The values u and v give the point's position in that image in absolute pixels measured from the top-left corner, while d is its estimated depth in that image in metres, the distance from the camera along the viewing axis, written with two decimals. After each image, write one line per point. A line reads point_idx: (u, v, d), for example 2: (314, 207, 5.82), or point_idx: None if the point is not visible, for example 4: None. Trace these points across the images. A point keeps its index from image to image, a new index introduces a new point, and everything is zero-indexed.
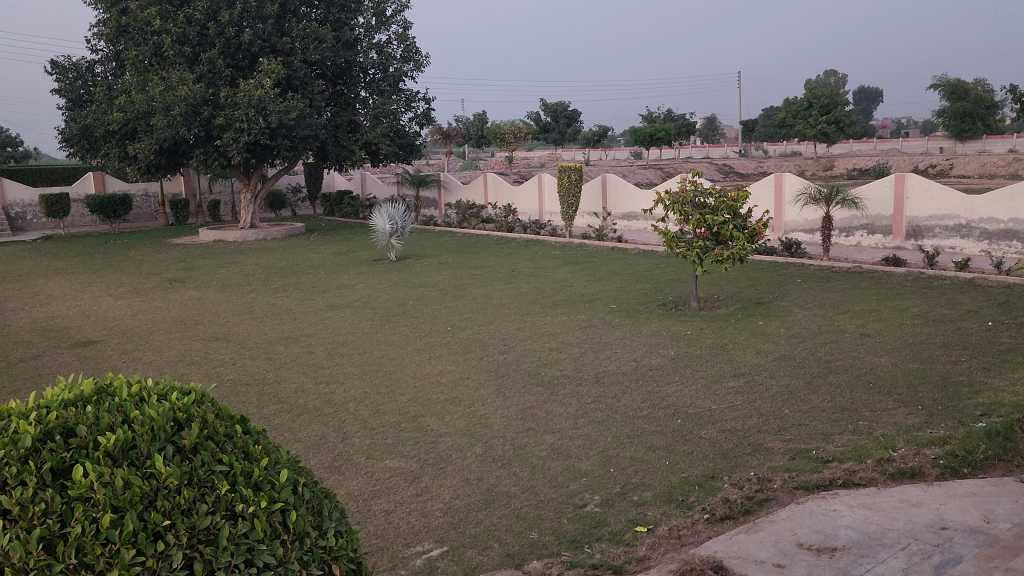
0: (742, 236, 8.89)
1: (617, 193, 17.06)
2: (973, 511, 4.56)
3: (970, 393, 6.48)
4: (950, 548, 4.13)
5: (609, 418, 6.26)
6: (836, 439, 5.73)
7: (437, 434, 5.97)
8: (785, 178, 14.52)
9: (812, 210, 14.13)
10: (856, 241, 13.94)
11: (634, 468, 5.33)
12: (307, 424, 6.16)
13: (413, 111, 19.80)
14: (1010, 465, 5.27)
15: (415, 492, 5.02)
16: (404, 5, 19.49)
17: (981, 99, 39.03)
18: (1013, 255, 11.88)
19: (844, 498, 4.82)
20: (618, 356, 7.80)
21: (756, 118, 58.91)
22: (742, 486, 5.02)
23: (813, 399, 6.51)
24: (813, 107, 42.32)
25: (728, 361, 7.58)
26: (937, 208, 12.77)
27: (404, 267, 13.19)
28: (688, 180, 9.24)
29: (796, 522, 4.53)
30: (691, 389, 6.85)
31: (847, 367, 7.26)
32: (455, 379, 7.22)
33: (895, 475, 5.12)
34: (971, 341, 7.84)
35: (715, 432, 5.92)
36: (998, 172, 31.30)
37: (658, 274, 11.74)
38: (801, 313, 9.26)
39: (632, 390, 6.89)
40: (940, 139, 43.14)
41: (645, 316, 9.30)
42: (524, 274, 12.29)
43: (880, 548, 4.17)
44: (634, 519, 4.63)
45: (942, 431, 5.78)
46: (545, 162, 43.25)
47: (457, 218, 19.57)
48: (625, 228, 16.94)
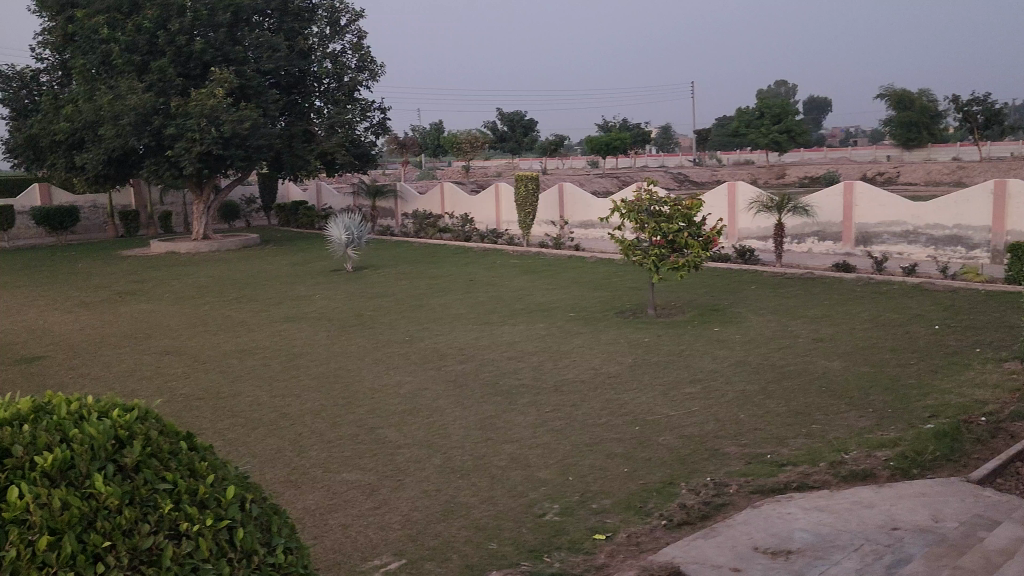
0: (696, 243, 9.00)
1: (574, 202, 17.14)
2: (922, 511, 4.66)
3: (919, 395, 6.62)
4: (901, 548, 4.21)
5: (568, 426, 6.27)
6: (791, 443, 5.81)
7: (396, 445, 5.93)
8: (738, 186, 14.73)
9: (765, 218, 14.37)
10: (807, 248, 14.17)
11: (594, 476, 5.34)
12: (262, 438, 6.06)
13: (369, 121, 19.71)
14: (957, 465, 5.41)
15: (373, 504, 4.97)
16: (359, 14, 19.40)
17: (925, 109, 40.12)
18: (959, 260, 12.22)
19: (798, 501, 4.89)
20: (577, 364, 7.83)
21: (709, 129, 59.82)
22: (700, 491, 5.07)
23: (768, 404, 6.60)
24: (764, 116, 43.06)
25: (685, 368, 7.65)
26: (885, 215, 13.06)
27: (360, 278, 13.09)
28: (644, 188, 9.29)
29: (752, 526, 4.58)
30: (649, 397, 6.90)
31: (800, 372, 7.37)
32: (414, 390, 7.19)
33: (848, 478, 5.22)
34: (920, 345, 8.02)
35: (673, 439, 5.97)
36: (943, 180, 32.20)
37: (616, 282, 11.83)
38: (755, 319, 9.39)
39: (590, 398, 6.91)
40: (887, 147, 44.24)
41: (603, 324, 9.35)
42: (481, 283, 12.26)
43: (834, 550, 4.23)
44: (593, 527, 4.64)
45: (892, 433, 5.90)
46: (501, 171, 43.28)
47: (414, 228, 19.49)
48: (582, 236, 17.02)
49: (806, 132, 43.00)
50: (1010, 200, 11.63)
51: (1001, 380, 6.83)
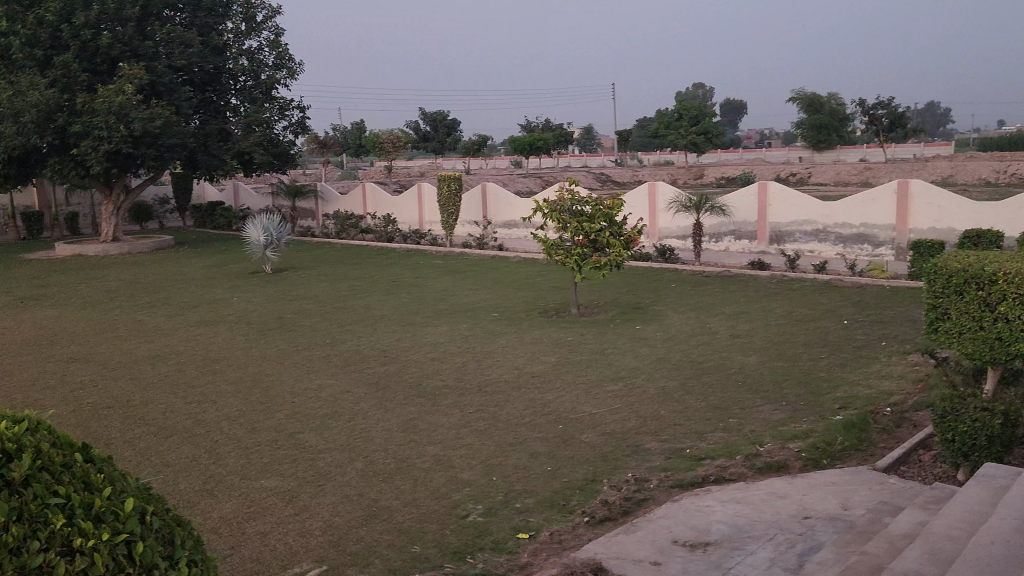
0: (618, 242, 9.13)
1: (497, 202, 17.16)
2: (832, 500, 4.84)
3: (829, 388, 6.87)
4: (812, 536, 4.36)
5: (491, 427, 6.27)
6: (710, 437, 5.95)
7: (316, 450, 5.83)
8: (658, 186, 14.99)
9: (684, 217, 14.69)
10: (724, 247, 14.47)
11: (517, 476, 5.36)
12: (175, 447, 5.87)
13: (287, 120, 19.31)
14: (865, 454, 5.64)
15: (293, 511, 4.87)
16: (276, 11, 18.97)
17: (834, 112, 41.61)
18: (865, 258, 12.75)
19: (716, 494, 5.01)
20: (501, 364, 7.84)
21: (631, 130, 60.71)
22: (621, 487, 5.14)
23: (687, 400, 6.75)
24: (682, 118, 43.92)
25: (607, 366, 7.74)
26: (797, 215, 13.49)
27: (280, 280, 12.81)
28: (565, 188, 9.36)
29: (672, 520, 4.67)
30: (572, 395, 6.97)
31: (719, 368, 7.55)
32: (336, 393, 7.08)
33: (763, 469, 5.38)
34: (830, 339, 8.33)
35: (596, 436, 6.04)
36: (851, 181, 33.46)
37: (540, 282, 11.90)
38: (675, 317, 9.58)
39: (514, 397, 6.94)
40: (799, 148, 45.78)
41: (527, 324, 9.38)
42: (404, 284, 12.15)
43: (750, 540, 4.35)
44: (517, 526, 4.66)
45: (804, 425, 6.11)
46: (424, 171, 43.02)
47: (336, 228, 19.19)
48: (505, 236, 17.06)
49: (722, 133, 44.05)
50: (912, 200, 12.19)
51: (905, 372, 7.15)
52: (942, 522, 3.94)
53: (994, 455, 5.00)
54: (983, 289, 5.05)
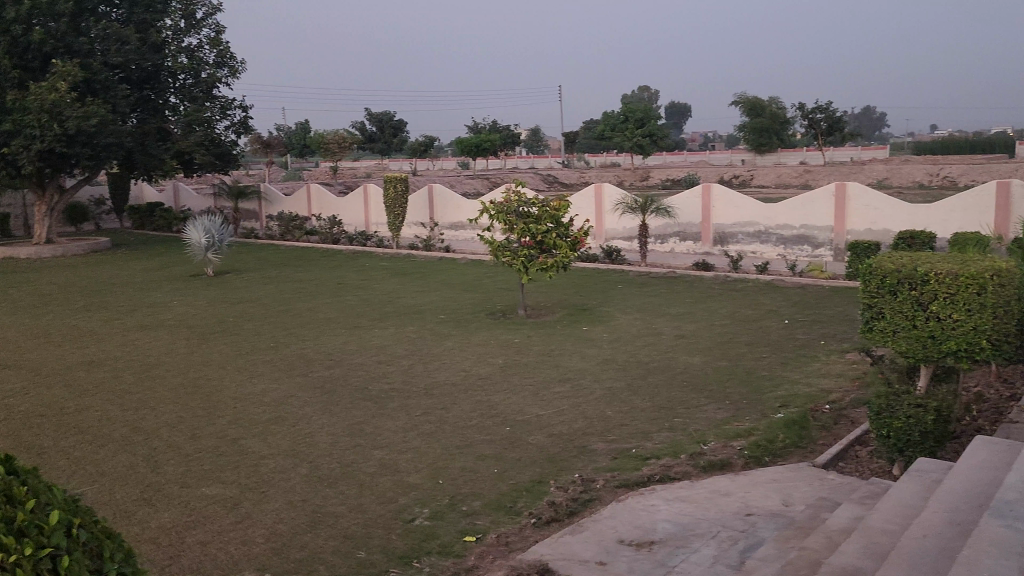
0: (564, 244, 9.19)
1: (444, 203, 17.05)
2: (774, 496, 4.94)
3: (771, 386, 7.01)
4: (754, 533, 4.44)
5: (438, 430, 6.24)
6: (655, 437, 6.01)
7: (259, 456, 5.73)
8: (605, 188, 15.10)
9: (630, 219, 14.84)
10: (670, 248, 14.63)
11: (464, 479, 5.34)
12: (112, 455, 5.71)
13: (229, 119, 18.95)
14: (805, 451, 5.77)
15: (235, 519, 4.78)
16: (217, 9, 18.61)
17: (776, 116, 42.45)
18: (805, 258, 13.05)
19: (661, 493, 5.06)
20: (448, 367, 7.81)
21: (578, 132, 61.07)
22: (568, 488, 5.16)
23: (633, 400, 6.81)
24: (628, 120, 44.33)
25: (555, 367, 7.78)
26: (740, 216, 13.72)
27: (222, 283, 12.55)
28: (512, 190, 9.35)
29: (618, 520, 4.70)
30: (520, 397, 6.98)
31: (664, 369, 7.64)
32: (280, 398, 6.96)
33: (707, 468, 5.45)
34: (772, 339, 8.49)
35: (543, 437, 6.05)
36: (792, 184, 34.19)
37: (487, 283, 11.89)
38: (622, 318, 9.66)
39: (461, 400, 6.91)
40: (742, 151, 46.62)
41: (474, 326, 9.36)
42: (350, 286, 12.02)
43: (695, 538, 4.41)
44: (464, 529, 4.64)
45: (747, 423, 6.22)
46: (371, 172, 42.66)
47: (280, 230, 18.90)
48: (452, 238, 17.00)
49: (667, 135, 44.60)
50: (850, 202, 12.52)
51: (844, 370, 7.33)
52: (878, 517, 4.04)
53: (927, 450, 5.16)
54: (915, 289, 5.21)
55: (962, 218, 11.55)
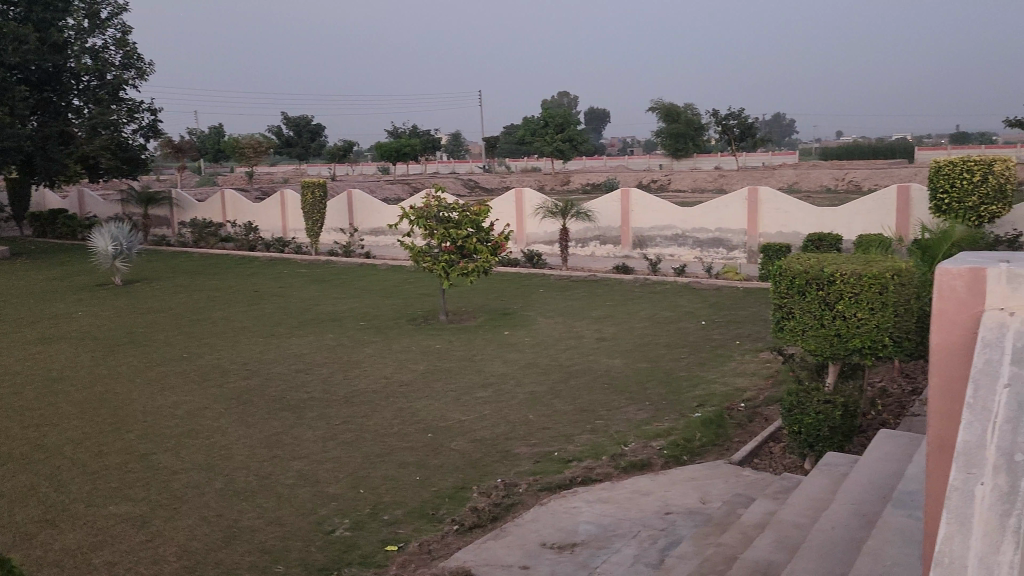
0: (485, 249, 9.19)
1: (364, 209, 16.88)
2: (692, 494, 5.04)
3: (689, 386, 7.15)
4: (673, 531, 4.52)
5: (359, 438, 6.14)
6: (577, 439, 6.06)
7: (171, 471, 5.53)
8: (525, 193, 15.16)
9: (550, 223, 14.95)
10: (590, 251, 14.81)
11: (385, 487, 5.27)
12: (10, 475, 5.42)
13: (137, 123, 18.30)
14: (722, 449, 5.90)
15: (146, 537, 4.60)
16: (122, 8, 17.97)
17: (691, 121, 43.42)
18: (721, 261, 13.40)
19: (583, 495, 5.10)
20: (369, 374, 7.71)
21: (499, 138, 61.25)
22: (490, 493, 5.15)
23: (555, 404, 6.85)
24: (547, 125, 44.65)
25: (477, 372, 7.76)
26: (657, 220, 13.98)
27: (130, 292, 12.08)
28: (432, 194, 9.31)
29: (540, 523, 4.72)
30: (441, 403, 6.93)
31: (585, 371, 7.71)
32: (192, 410, 6.74)
33: (627, 468, 5.53)
34: (690, 340, 8.67)
35: (465, 443, 6.03)
36: (707, 189, 35.02)
37: (408, 289, 11.79)
38: (543, 321, 9.72)
39: (382, 408, 6.83)
40: (659, 156, 47.53)
41: (395, 332, 9.26)
42: (267, 294, 11.74)
43: (616, 539, 4.46)
44: (384, 539, 4.57)
45: (666, 423, 6.33)
46: (289, 178, 41.87)
47: (193, 237, 18.35)
48: (372, 244, 16.80)
49: (586, 140, 45.11)
50: (762, 206, 12.91)
51: (757, 369, 7.54)
52: (791, 511, 4.16)
53: (837, 444, 5.35)
54: (822, 289, 5.39)
55: (866, 220, 12.04)
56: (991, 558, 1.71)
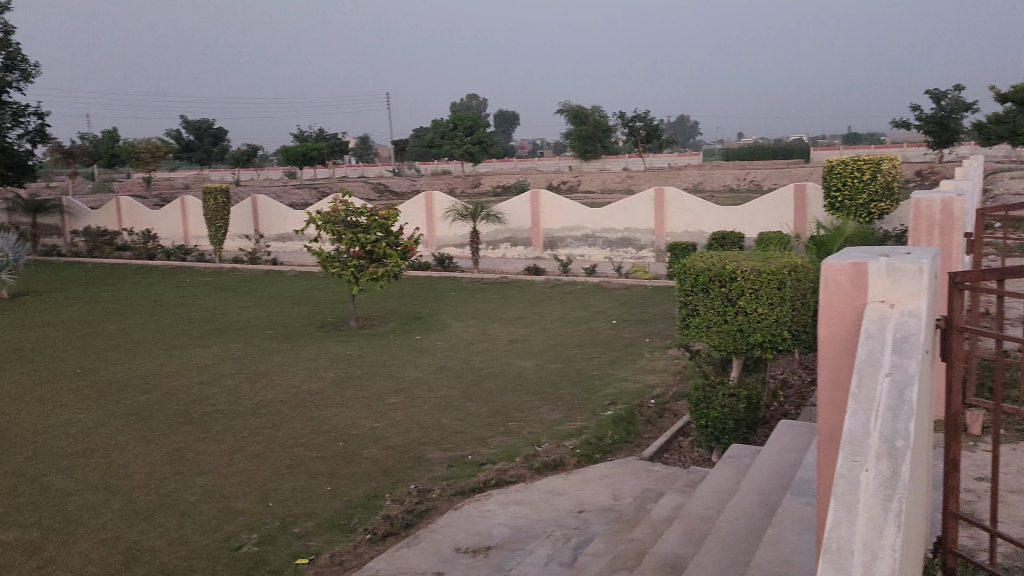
0: (395, 253, 9.10)
1: (269, 215, 16.47)
2: (604, 491, 5.10)
3: (601, 385, 7.24)
4: (586, 529, 4.55)
5: (266, 450, 5.97)
6: (491, 442, 6.05)
7: (64, 493, 5.25)
8: (435, 196, 15.06)
9: (461, 226, 14.93)
10: (501, 253, 14.85)
11: (295, 500, 5.13)
12: None
13: (22, 127, 17.36)
14: (633, 446, 6.00)
15: (37, 565, 4.35)
16: (4, 7, 17.01)
17: (598, 123, 44.07)
18: (630, 260, 13.65)
19: (497, 498, 5.09)
20: (277, 384, 7.51)
21: (409, 141, 60.76)
22: (403, 500, 5.09)
23: (469, 407, 6.82)
24: (457, 127, 44.52)
25: (388, 378, 7.65)
26: (567, 221, 14.13)
27: (18, 306, 11.43)
28: (339, 199, 9.16)
29: (454, 528, 4.69)
30: (353, 410, 6.82)
31: (498, 374, 7.71)
32: (88, 428, 6.42)
33: (541, 469, 5.55)
34: (601, 339, 8.79)
35: (377, 451, 5.93)
36: (616, 189, 35.61)
37: (317, 295, 11.57)
38: (455, 325, 9.68)
39: (291, 417, 6.66)
40: (569, 158, 48.05)
41: (304, 340, 9.06)
42: (167, 304, 11.31)
43: (529, 540, 4.46)
44: (295, 552, 4.45)
45: (578, 422, 6.38)
46: (190, 183, 40.46)
47: (87, 247, 17.52)
48: (279, 250, 16.42)
49: (496, 143, 45.20)
50: (668, 206, 13.22)
51: (666, 365, 7.70)
52: (698, 503, 4.25)
53: (742, 436, 5.50)
54: (725, 285, 5.54)
55: (766, 218, 12.47)
56: (874, 542, 1.79)
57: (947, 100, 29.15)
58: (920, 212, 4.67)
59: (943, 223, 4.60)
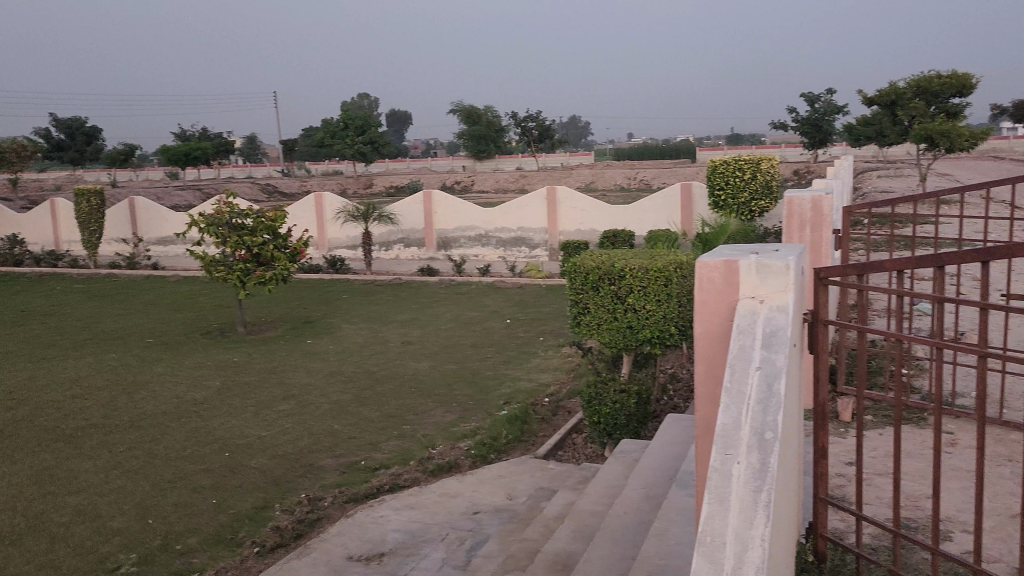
0: (283, 255, 8.85)
1: (149, 218, 15.75)
2: (499, 492, 5.10)
3: (496, 385, 7.24)
4: (480, 530, 4.54)
5: (146, 465, 5.68)
6: (384, 446, 5.94)
7: None
8: (325, 197, 14.72)
9: (353, 227, 14.68)
10: (395, 254, 14.58)
11: (177, 515, 4.90)
12: None
13: None
14: (528, 445, 6.03)
15: None
16: None
17: (491, 123, 44.17)
18: (524, 259, 13.76)
19: (391, 503, 5.01)
20: (157, 395, 7.16)
21: (298, 141, 59.27)
22: (294, 510, 4.94)
23: (361, 411, 6.69)
24: (348, 127, 43.69)
25: (278, 385, 7.42)
26: (460, 221, 14.09)
27: None
28: (223, 200, 8.81)
29: (346, 536, 4.58)
30: (239, 419, 6.57)
31: (391, 377, 7.60)
32: None
33: (435, 472, 5.49)
34: (496, 339, 8.80)
35: (265, 460, 5.74)
36: (510, 189, 35.82)
37: (201, 301, 11.13)
38: (347, 328, 9.50)
39: (173, 429, 6.36)
40: (462, 157, 47.97)
41: (187, 348, 8.69)
42: (35, 314, 10.62)
43: (424, 544, 4.41)
44: (177, 570, 4.25)
45: (473, 423, 6.36)
46: (61, 184, 38.24)
47: None
48: (160, 254, 15.73)
49: (389, 142, 44.67)
50: (560, 205, 13.39)
51: (560, 364, 7.78)
52: (589, 500, 4.29)
53: (633, 431, 5.60)
54: (614, 283, 5.63)
55: (654, 217, 12.80)
56: (746, 533, 1.83)
57: (820, 104, 30.68)
58: (792, 210, 4.86)
59: (814, 220, 4.82)
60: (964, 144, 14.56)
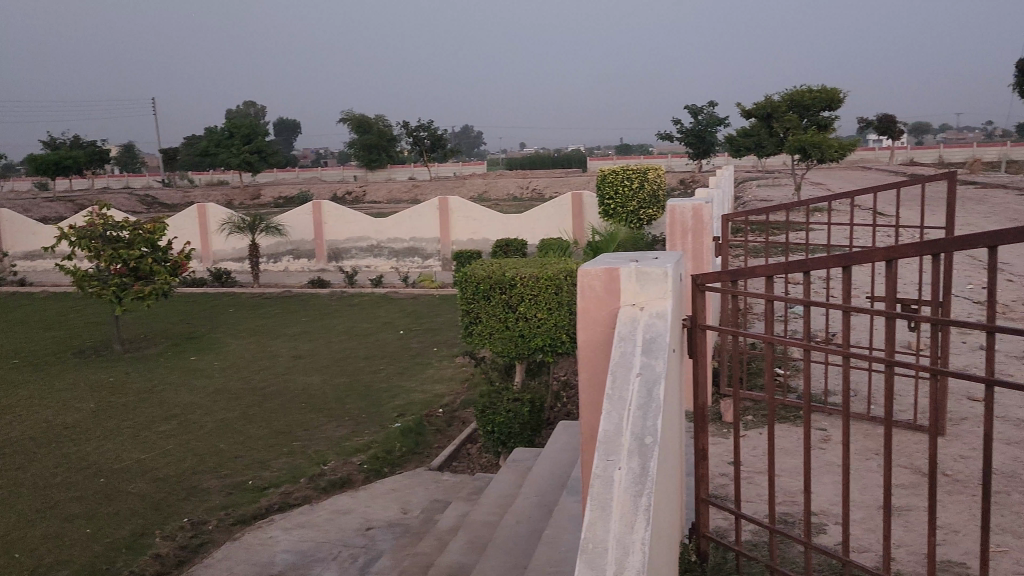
0: (163, 269, 8.47)
1: (15, 230, 14.78)
2: (392, 506, 5.02)
3: (389, 397, 7.14)
4: (373, 546, 4.44)
5: (11, 495, 5.30)
6: (273, 465, 5.75)
7: None
8: (208, 208, 14.20)
9: (239, 238, 14.22)
10: (284, 266, 14.19)
11: (47, 547, 4.59)
12: None
13: None
14: (422, 457, 5.97)
15: None
16: None
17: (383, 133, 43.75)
18: (417, 269, 13.65)
19: (280, 523, 4.85)
20: (24, 420, 6.70)
21: (180, 151, 57.05)
22: (175, 536, 4.71)
23: (248, 429, 6.46)
24: (233, 136, 42.35)
25: (158, 405, 7.07)
26: (351, 232, 13.86)
27: None
28: (95, 212, 8.38)
29: (232, 560, 4.40)
30: (115, 442, 6.23)
31: (280, 392, 7.37)
32: None
33: (327, 489, 5.36)
34: (389, 350, 8.68)
35: (145, 484, 5.46)
36: (403, 198, 35.52)
37: (74, 318, 10.51)
38: (233, 343, 9.17)
39: (42, 456, 5.97)
40: (353, 167, 47.30)
41: (57, 369, 8.18)
42: None
43: (314, 563, 4.28)
44: None
45: (366, 437, 6.24)
46: None
47: None
48: (28, 269, 14.77)
49: (278, 152, 43.60)
50: (452, 214, 13.38)
51: (454, 374, 7.75)
52: (482, 510, 4.28)
53: (526, 439, 5.63)
54: (505, 293, 5.65)
55: (546, 226, 12.96)
56: (627, 538, 1.85)
57: (702, 116, 31.88)
58: (674, 218, 5.01)
59: (695, 227, 4.97)
60: (834, 155, 15.40)
